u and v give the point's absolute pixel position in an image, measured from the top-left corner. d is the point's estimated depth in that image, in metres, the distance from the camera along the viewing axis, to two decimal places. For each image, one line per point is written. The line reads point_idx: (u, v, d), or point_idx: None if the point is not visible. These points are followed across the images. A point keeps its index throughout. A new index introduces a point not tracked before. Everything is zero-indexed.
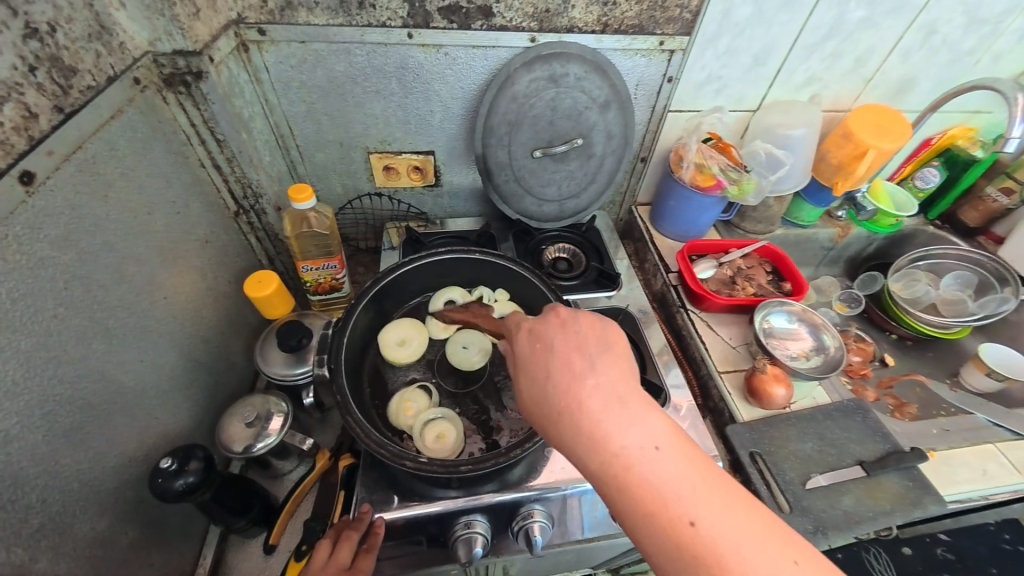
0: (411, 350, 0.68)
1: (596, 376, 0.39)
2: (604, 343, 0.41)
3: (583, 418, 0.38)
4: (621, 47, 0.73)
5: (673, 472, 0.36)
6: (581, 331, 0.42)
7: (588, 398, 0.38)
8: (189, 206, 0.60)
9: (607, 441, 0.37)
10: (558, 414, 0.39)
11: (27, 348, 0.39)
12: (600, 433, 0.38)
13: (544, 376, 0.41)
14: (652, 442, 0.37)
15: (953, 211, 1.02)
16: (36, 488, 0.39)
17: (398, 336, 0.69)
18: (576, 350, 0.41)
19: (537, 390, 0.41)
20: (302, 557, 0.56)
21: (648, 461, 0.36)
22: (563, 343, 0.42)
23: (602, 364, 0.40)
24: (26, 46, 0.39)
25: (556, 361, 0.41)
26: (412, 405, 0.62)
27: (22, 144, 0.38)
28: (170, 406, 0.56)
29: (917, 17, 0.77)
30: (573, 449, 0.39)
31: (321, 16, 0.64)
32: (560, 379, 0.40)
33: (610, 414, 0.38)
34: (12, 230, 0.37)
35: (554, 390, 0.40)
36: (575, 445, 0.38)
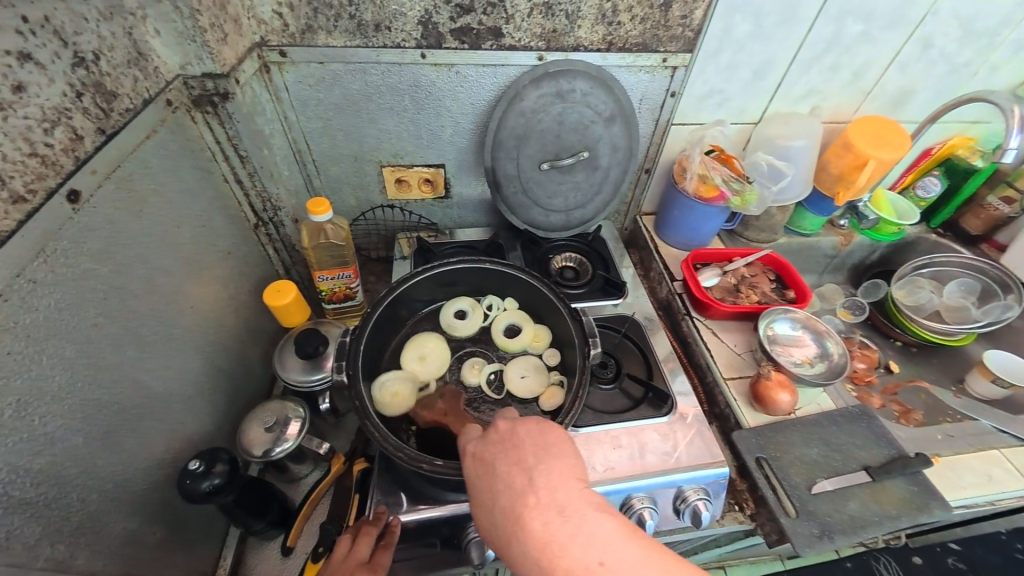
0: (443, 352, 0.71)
1: (536, 487, 0.42)
2: (541, 450, 0.45)
3: (536, 536, 0.40)
4: (625, 64, 0.76)
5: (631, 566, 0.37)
6: (524, 445, 0.45)
7: (534, 510, 0.41)
8: (213, 220, 0.63)
9: (560, 556, 0.38)
10: (514, 531, 0.41)
11: (70, 354, 0.41)
12: (552, 542, 0.39)
13: (492, 492, 0.44)
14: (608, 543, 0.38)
15: (955, 219, 1.03)
16: (75, 487, 0.42)
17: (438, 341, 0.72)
18: (518, 466, 0.44)
19: (495, 512, 0.43)
20: (319, 558, 0.57)
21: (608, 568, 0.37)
22: (502, 461, 0.45)
23: (543, 469, 0.43)
24: (75, 74, 0.43)
25: (501, 480, 0.44)
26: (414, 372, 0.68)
27: (69, 165, 0.41)
28: (195, 410, 0.59)
29: (913, 32, 0.79)
30: (532, 569, 0.40)
31: (339, 38, 0.67)
32: (506, 498, 0.43)
33: (556, 526, 0.40)
34: (58, 245, 0.40)
35: (505, 510, 0.42)
36: (533, 563, 0.39)
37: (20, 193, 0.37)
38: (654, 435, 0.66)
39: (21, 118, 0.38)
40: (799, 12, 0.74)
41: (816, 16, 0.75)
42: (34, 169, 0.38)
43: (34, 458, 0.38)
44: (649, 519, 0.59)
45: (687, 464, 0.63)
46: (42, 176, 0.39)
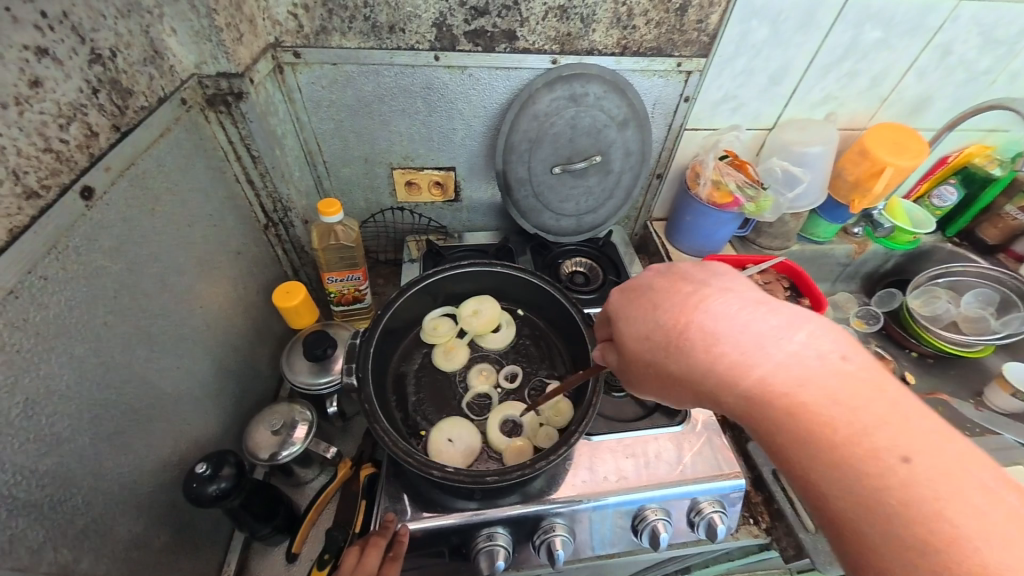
0: (476, 324, 0.71)
1: (720, 295, 0.43)
2: (715, 275, 0.46)
3: (710, 336, 0.42)
4: (639, 69, 0.76)
5: (839, 371, 0.37)
6: (683, 274, 0.47)
7: (718, 310, 0.42)
8: (225, 219, 0.63)
9: (755, 356, 0.39)
10: (677, 335, 0.43)
11: (81, 353, 0.41)
12: (727, 338, 0.41)
13: (652, 307, 0.46)
14: (816, 352, 0.39)
15: (972, 228, 1.01)
16: (82, 489, 0.41)
17: (474, 314, 0.72)
18: (684, 282, 0.46)
19: (653, 323, 0.45)
20: (325, 565, 0.56)
21: (813, 370, 0.38)
22: (669, 283, 0.47)
23: (726, 287, 0.44)
24: (92, 70, 0.42)
25: (666, 296, 0.46)
26: (442, 325, 0.72)
27: (83, 161, 0.41)
28: (203, 411, 0.58)
29: (931, 39, 0.78)
30: (700, 372, 0.42)
31: (353, 40, 0.67)
32: (673, 307, 0.45)
33: (754, 326, 0.41)
34: (71, 242, 0.39)
35: (667, 324, 0.44)
36: (701, 358, 0.42)
37: (34, 189, 0.37)
38: (667, 444, 0.64)
39: (38, 113, 0.37)
40: (816, 17, 0.73)
41: (833, 22, 0.74)
42: (49, 164, 0.38)
43: (41, 459, 0.37)
44: (663, 531, 0.58)
45: (703, 475, 0.61)
46: (56, 172, 0.39)
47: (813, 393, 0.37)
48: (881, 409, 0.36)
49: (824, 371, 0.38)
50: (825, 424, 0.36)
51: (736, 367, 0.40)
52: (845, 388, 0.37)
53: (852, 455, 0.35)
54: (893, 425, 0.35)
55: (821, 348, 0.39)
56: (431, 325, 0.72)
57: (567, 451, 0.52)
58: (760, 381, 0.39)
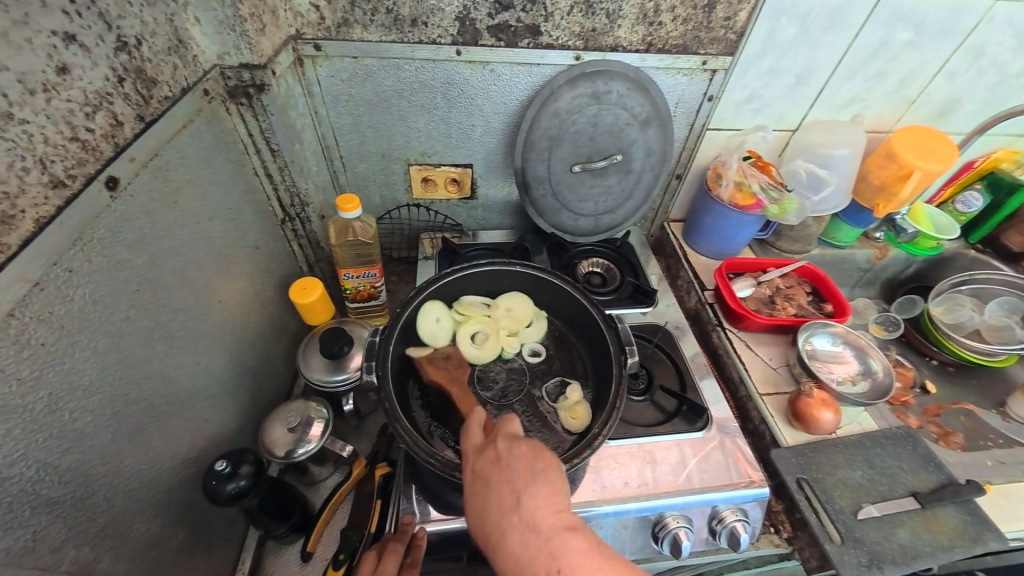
0: (510, 319, 0.70)
1: (525, 506, 0.43)
2: (533, 473, 0.45)
3: (513, 553, 0.41)
4: (664, 66, 0.74)
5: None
6: (513, 468, 0.45)
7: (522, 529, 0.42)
8: (243, 214, 0.62)
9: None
10: (494, 548, 0.42)
11: (103, 347, 0.40)
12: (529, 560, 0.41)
13: (478, 505, 0.45)
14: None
15: (997, 235, 0.99)
16: (103, 486, 0.40)
17: (513, 308, 0.70)
18: (508, 485, 0.44)
19: (488, 528, 0.44)
20: (342, 565, 0.55)
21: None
22: (496, 475, 0.45)
23: (530, 494, 0.44)
24: (118, 58, 0.41)
25: (493, 497, 0.44)
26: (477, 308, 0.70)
27: (108, 151, 0.40)
28: (219, 408, 0.57)
29: (963, 41, 0.76)
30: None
31: (374, 33, 0.66)
32: (494, 516, 0.43)
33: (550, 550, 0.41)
34: (94, 233, 0.38)
35: (489, 525, 0.44)
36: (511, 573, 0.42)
37: (61, 178, 0.36)
38: (686, 450, 0.63)
39: (65, 101, 0.36)
40: (846, 16, 0.71)
41: (864, 21, 0.72)
42: (75, 154, 0.37)
43: (63, 455, 0.37)
44: (684, 539, 0.57)
45: (723, 482, 0.60)
46: (82, 162, 0.38)
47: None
48: None
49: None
50: None
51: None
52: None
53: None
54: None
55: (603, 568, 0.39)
56: (469, 303, 0.70)
57: (590, 456, 0.51)
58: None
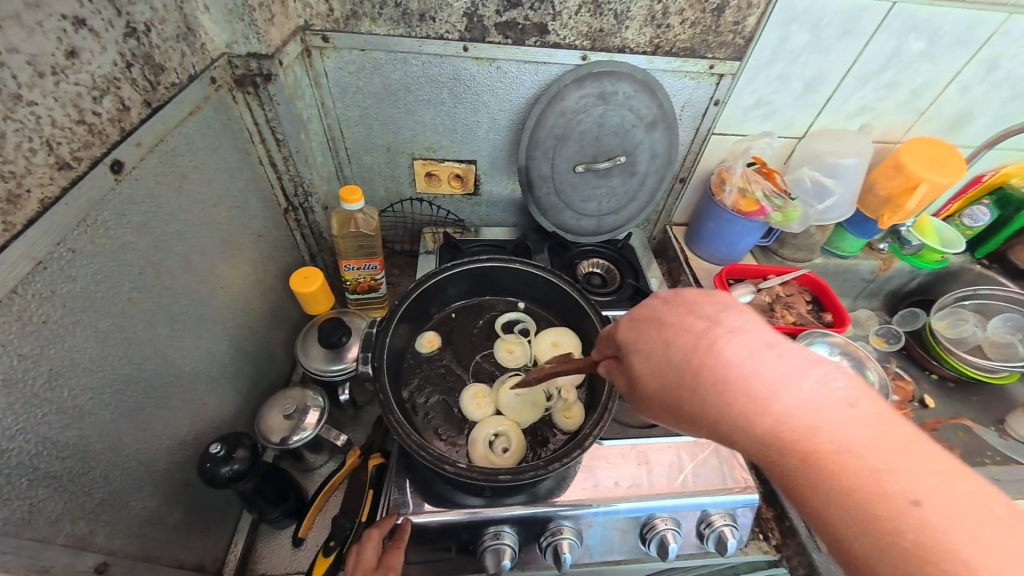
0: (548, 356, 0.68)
1: (727, 329, 0.37)
2: (721, 305, 0.39)
3: (719, 376, 0.35)
4: (672, 69, 0.74)
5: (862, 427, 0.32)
6: (690, 301, 0.40)
7: (728, 348, 0.36)
8: (247, 201, 0.62)
9: (764, 406, 0.33)
10: (688, 378, 0.37)
11: (105, 327, 0.41)
12: (741, 380, 0.35)
13: (664, 342, 0.39)
14: (826, 400, 0.33)
15: (1004, 250, 0.98)
16: (101, 463, 0.41)
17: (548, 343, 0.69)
18: (691, 312, 0.39)
19: (667, 368, 0.38)
20: (331, 552, 0.56)
21: (833, 421, 0.32)
22: (671, 311, 0.40)
23: (726, 318, 0.38)
24: (127, 44, 0.42)
25: (673, 329, 0.39)
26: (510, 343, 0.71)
27: (114, 134, 0.41)
28: (219, 392, 0.58)
29: (977, 52, 0.75)
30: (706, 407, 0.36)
31: (382, 26, 0.66)
32: (683, 343, 0.38)
33: (766, 363, 0.35)
34: (100, 215, 0.39)
35: (669, 364, 0.38)
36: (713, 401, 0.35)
37: (66, 160, 0.37)
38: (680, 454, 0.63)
39: (73, 85, 0.37)
40: (858, 25, 0.71)
41: (876, 30, 0.72)
42: (82, 136, 0.38)
43: (63, 432, 0.37)
44: (672, 541, 0.57)
45: (715, 487, 0.59)
46: (89, 145, 0.38)
47: (813, 440, 0.32)
48: (909, 469, 0.31)
49: (829, 427, 0.32)
50: (866, 495, 0.31)
51: (745, 413, 0.34)
52: (852, 434, 0.32)
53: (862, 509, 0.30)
54: (896, 460, 0.31)
55: (842, 391, 0.34)
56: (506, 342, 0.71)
57: (581, 455, 0.52)
58: (777, 433, 0.33)
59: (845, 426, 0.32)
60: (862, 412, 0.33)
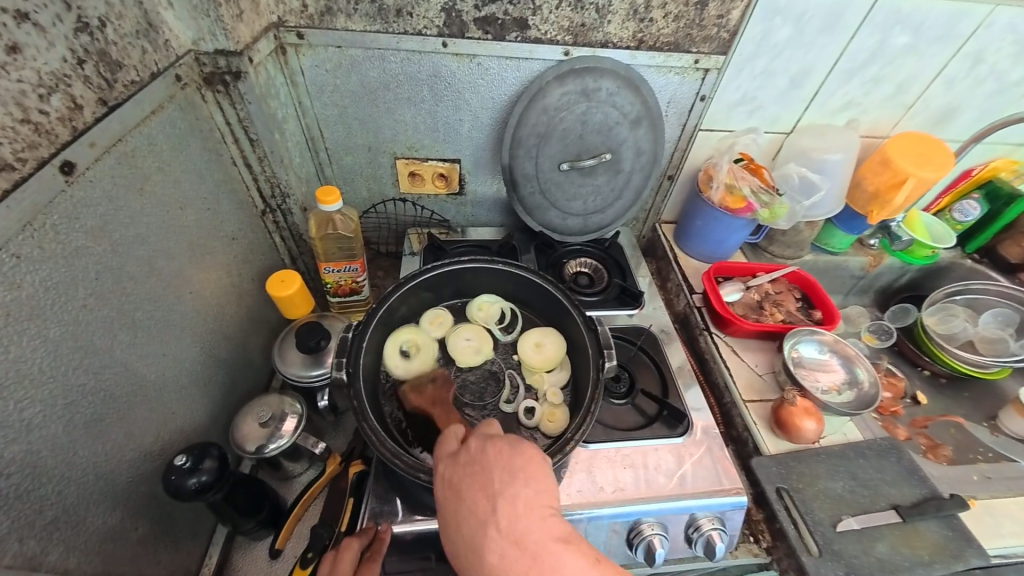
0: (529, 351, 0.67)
1: (498, 519, 0.41)
2: (515, 475, 0.43)
3: (497, 566, 0.39)
4: (655, 65, 0.73)
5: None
6: (490, 465, 0.44)
7: (511, 562, 0.39)
8: (219, 203, 0.61)
9: None
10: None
11: (56, 336, 0.39)
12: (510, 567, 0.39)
13: (463, 524, 0.42)
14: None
15: (993, 245, 0.97)
16: (53, 479, 0.39)
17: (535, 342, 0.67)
18: (484, 487, 0.43)
19: (477, 544, 0.41)
20: (309, 564, 0.54)
21: None
22: (472, 482, 0.43)
23: (514, 492, 0.42)
24: (78, 40, 0.40)
25: (467, 511, 0.42)
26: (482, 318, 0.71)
27: (65, 134, 0.39)
28: (189, 401, 0.56)
29: (963, 46, 0.74)
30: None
31: (358, 22, 0.65)
32: (473, 524, 0.41)
33: (527, 557, 0.38)
34: (49, 219, 0.38)
35: (470, 540, 0.41)
36: None
37: (9, 161, 0.35)
38: (668, 456, 0.62)
39: (16, 82, 0.35)
40: (843, 18, 0.70)
41: (861, 24, 0.71)
42: (27, 136, 0.36)
43: (8, 447, 0.36)
44: (658, 546, 0.56)
45: (702, 490, 0.58)
46: (34, 145, 0.37)
47: None
48: None
49: None
50: None
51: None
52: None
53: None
54: None
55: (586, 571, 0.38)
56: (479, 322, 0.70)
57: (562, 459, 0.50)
58: None
59: None
60: None
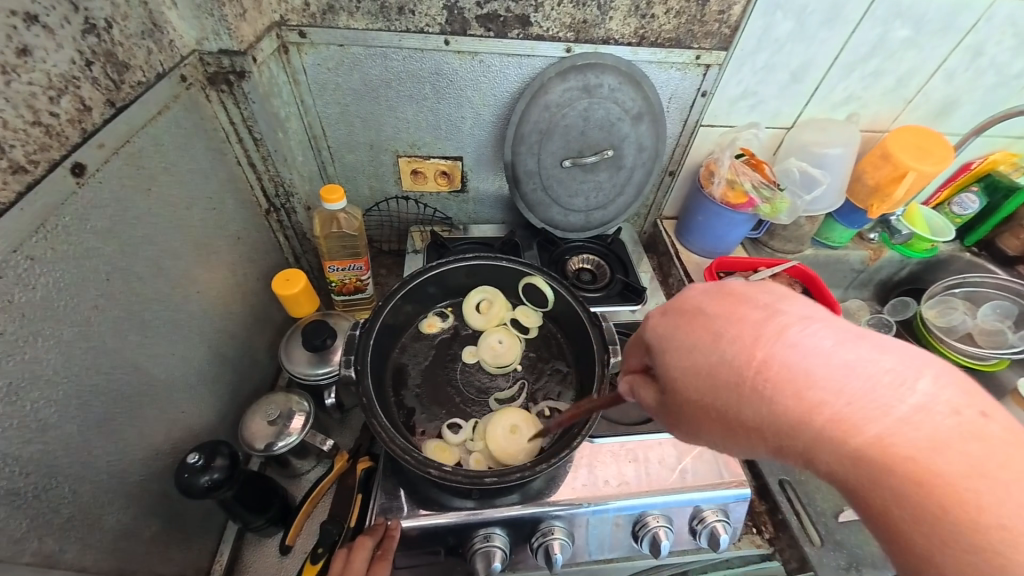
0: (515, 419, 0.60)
1: (786, 323, 0.33)
2: (778, 296, 0.35)
3: (788, 383, 0.32)
4: (657, 60, 0.73)
5: (949, 429, 0.29)
6: (738, 290, 0.37)
7: (793, 354, 0.32)
8: (224, 203, 0.61)
9: (847, 416, 0.30)
10: (741, 390, 0.33)
11: (69, 337, 0.39)
12: (809, 387, 0.31)
13: (712, 337, 0.35)
14: (916, 409, 0.29)
15: (993, 238, 0.98)
16: (69, 478, 0.40)
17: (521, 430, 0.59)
18: (742, 304, 0.36)
19: (743, 356, 0.33)
20: (319, 559, 0.55)
21: (921, 435, 0.29)
22: (721, 302, 0.36)
23: (789, 310, 0.34)
24: (85, 41, 0.40)
25: (725, 324, 0.35)
26: (486, 313, 0.71)
27: (75, 136, 0.39)
28: (197, 400, 0.57)
29: (962, 39, 0.75)
30: (778, 418, 0.32)
31: (360, 20, 0.65)
32: (739, 339, 0.34)
33: (831, 370, 0.31)
34: (61, 220, 0.38)
35: (733, 351, 0.34)
36: (773, 409, 0.32)
37: (22, 164, 0.35)
38: (672, 449, 0.62)
39: (27, 84, 0.36)
40: (843, 12, 0.70)
41: (862, 17, 0.71)
42: (38, 138, 0.36)
43: (26, 447, 0.36)
44: (663, 538, 0.57)
45: (706, 483, 0.59)
46: (46, 147, 0.37)
47: (926, 471, 0.29)
48: (1005, 485, 0.28)
49: (929, 435, 0.29)
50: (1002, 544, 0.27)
51: (829, 429, 0.31)
52: (967, 467, 0.28)
53: (957, 529, 0.28)
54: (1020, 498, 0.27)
55: (921, 400, 0.30)
56: (483, 317, 0.71)
57: (569, 455, 0.51)
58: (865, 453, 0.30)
59: (966, 453, 0.28)
60: (965, 432, 0.29)
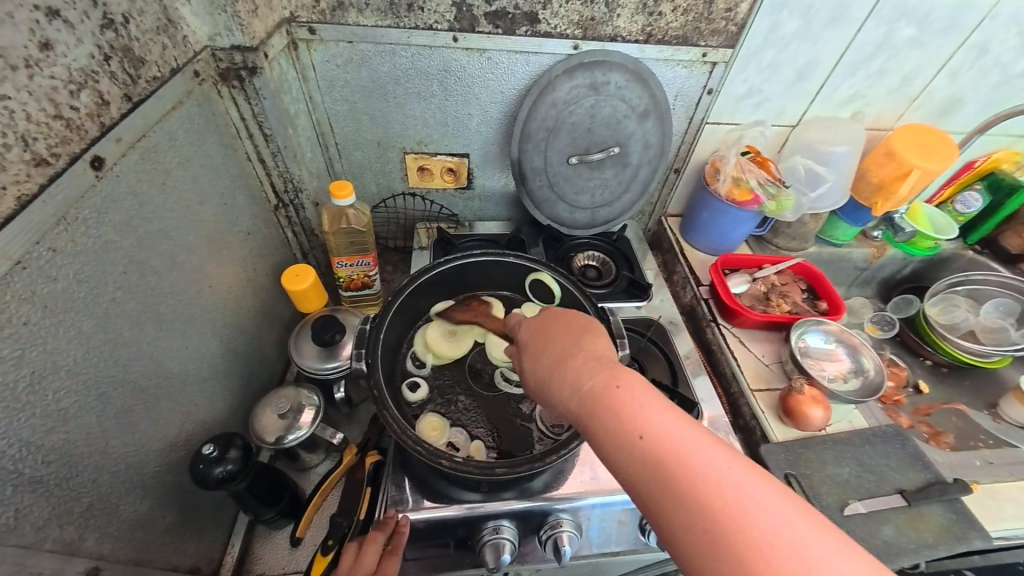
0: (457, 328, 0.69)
1: (581, 345, 0.45)
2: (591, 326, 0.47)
3: (568, 379, 0.43)
4: (663, 58, 0.73)
5: (663, 416, 0.38)
6: (572, 319, 0.49)
7: (578, 359, 0.44)
8: (235, 198, 0.61)
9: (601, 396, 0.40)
10: (549, 381, 0.45)
11: (88, 329, 0.40)
12: (586, 377, 0.42)
13: (539, 347, 0.48)
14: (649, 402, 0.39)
15: (995, 236, 0.98)
16: (88, 467, 0.40)
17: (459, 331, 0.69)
18: (567, 328, 0.48)
19: (554, 362, 0.45)
20: (330, 551, 0.55)
21: (650, 415, 0.38)
22: (558, 324, 0.49)
23: (587, 337, 0.46)
24: (104, 36, 0.41)
25: (551, 340, 0.48)
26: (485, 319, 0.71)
27: (93, 130, 0.40)
28: (209, 393, 0.57)
29: (967, 38, 0.75)
30: (567, 399, 0.43)
31: (369, 17, 0.65)
32: (552, 349, 0.46)
33: (597, 368, 0.42)
34: (80, 213, 0.38)
35: (550, 356, 0.46)
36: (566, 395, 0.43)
37: (43, 156, 0.36)
38: None
39: (48, 78, 0.36)
40: (849, 10, 0.70)
41: (867, 16, 0.71)
42: (59, 132, 0.37)
43: (47, 435, 0.37)
44: None
45: None
46: (66, 141, 0.37)
47: (648, 440, 0.37)
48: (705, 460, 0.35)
49: (655, 417, 0.38)
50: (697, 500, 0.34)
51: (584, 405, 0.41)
52: (679, 441, 0.36)
53: (665, 488, 0.35)
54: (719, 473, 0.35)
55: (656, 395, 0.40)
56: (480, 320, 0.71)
57: (578, 447, 0.51)
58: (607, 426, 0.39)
59: (681, 432, 0.37)
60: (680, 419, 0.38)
